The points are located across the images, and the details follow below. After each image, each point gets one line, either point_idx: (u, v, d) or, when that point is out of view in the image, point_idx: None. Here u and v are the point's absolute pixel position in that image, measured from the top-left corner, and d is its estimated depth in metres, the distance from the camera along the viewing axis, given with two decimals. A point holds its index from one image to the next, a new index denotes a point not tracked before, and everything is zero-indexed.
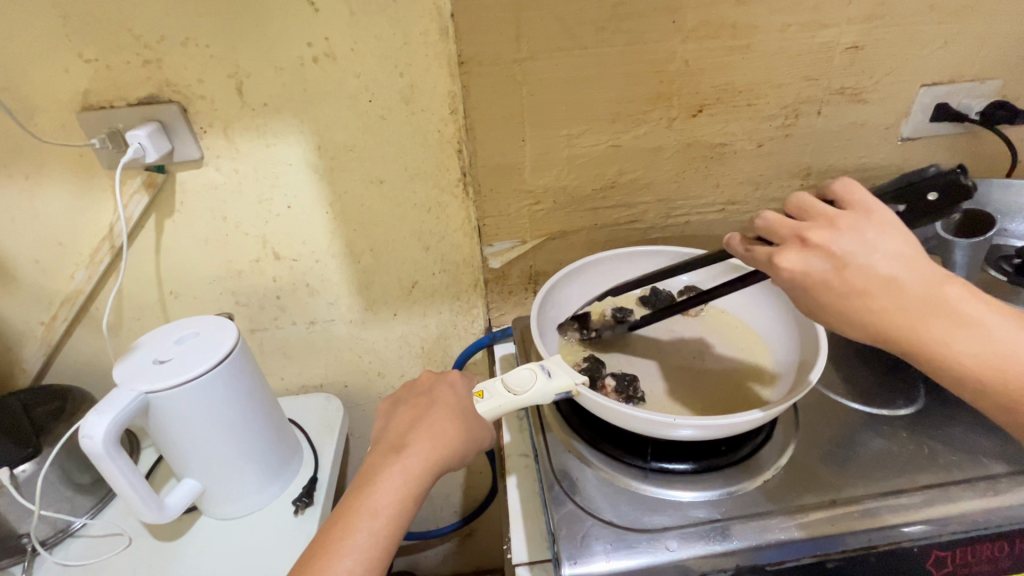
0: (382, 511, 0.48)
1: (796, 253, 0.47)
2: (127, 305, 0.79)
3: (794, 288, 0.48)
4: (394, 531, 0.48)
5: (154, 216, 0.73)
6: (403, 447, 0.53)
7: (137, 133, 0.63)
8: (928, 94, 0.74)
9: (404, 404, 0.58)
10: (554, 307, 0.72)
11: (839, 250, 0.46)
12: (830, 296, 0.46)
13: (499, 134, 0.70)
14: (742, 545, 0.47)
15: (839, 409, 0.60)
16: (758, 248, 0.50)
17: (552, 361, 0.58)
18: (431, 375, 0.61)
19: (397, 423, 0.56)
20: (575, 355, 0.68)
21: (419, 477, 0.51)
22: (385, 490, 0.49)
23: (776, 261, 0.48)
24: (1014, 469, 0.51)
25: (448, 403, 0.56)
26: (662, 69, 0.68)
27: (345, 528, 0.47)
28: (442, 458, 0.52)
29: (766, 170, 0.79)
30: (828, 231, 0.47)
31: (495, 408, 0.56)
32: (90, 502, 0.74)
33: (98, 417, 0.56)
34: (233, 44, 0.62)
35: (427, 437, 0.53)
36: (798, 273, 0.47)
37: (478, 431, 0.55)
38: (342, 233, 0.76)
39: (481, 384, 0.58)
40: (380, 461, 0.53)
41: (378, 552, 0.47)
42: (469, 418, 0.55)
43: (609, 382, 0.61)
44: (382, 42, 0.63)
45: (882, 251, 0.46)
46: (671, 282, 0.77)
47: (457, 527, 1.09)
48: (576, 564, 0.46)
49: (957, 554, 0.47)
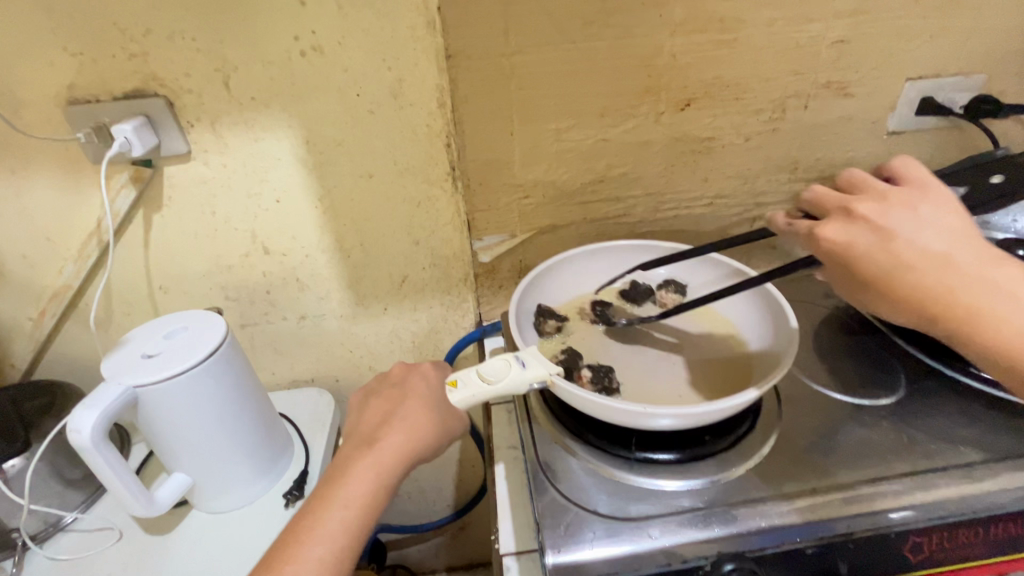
0: (353, 502, 0.49)
1: (840, 225, 0.49)
2: (117, 300, 0.79)
3: (835, 259, 0.49)
4: (365, 521, 0.49)
5: (142, 210, 0.72)
6: (376, 439, 0.53)
7: (123, 127, 0.63)
8: (914, 88, 0.75)
9: (375, 396, 0.59)
10: (534, 299, 0.72)
11: (887, 223, 0.47)
12: (873, 266, 0.47)
13: (489, 129, 0.71)
14: (724, 532, 0.47)
15: (823, 399, 0.60)
16: (800, 221, 0.52)
17: (527, 352, 0.58)
18: (402, 367, 0.61)
19: (370, 415, 0.57)
20: (554, 347, 0.67)
21: (391, 468, 0.51)
22: (358, 481, 0.50)
23: (818, 233, 0.49)
24: (990, 457, 0.52)
25: (420, 395, 0.57)
26: (649, 63, 0.69)
27: (318, 518, 0.48)
28: (414, 449, 0.53)
29: (754, 164, 0.79)
30: (878, 205, 0.48)
31: (468, 397, 0.55)
32: (80, 497, 0.75)
33: (85, 411, 0.56)
34: (220, 38, 0.61)
35: (400, 428, 0.54)
36: (841, 244, 0.48)
37: (450, 422, 0.56)
38: (332, 228, 0.76)
39: (455, 373, 0.57)
40: (352, 453, 0.53)
41: (350, 542, 0.48)
42: (440, 410, 0.56)
43: (585, 373, 0.61)
44: (370, 35, 0.63)
45: (933, 226, 0.47)
46: (650, 275, 0.77)
47: (451, 519, 1.12)
48: (561, 552, 0.47)
49: (933, 539, 0.48)
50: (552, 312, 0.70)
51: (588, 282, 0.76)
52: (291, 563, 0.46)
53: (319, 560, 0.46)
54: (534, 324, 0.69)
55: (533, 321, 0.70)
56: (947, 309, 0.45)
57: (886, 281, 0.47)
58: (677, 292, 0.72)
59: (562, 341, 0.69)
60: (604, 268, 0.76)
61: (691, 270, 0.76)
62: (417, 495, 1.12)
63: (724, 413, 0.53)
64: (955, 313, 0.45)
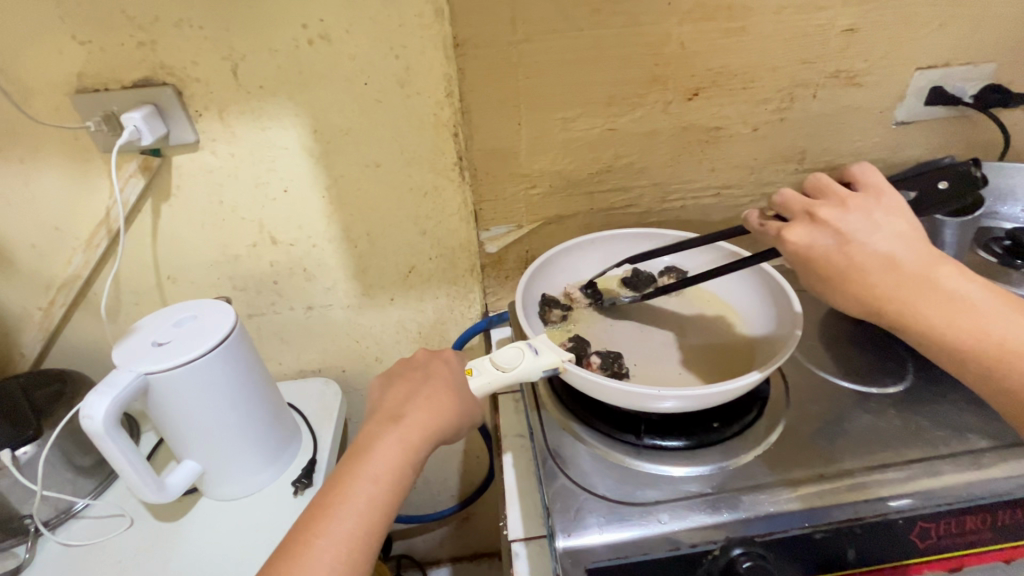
0: (381, 478, 0.49)
1: (804, 227, 0.49)
2: (126, 289, 0.80)
3: (797, 259, 0.50)
4: (392, 497, 0.49)
5: (151, 200, 0.73)
6: (401, 417, 0.54)
7: (132, 116, 0.63)
8: (923, 77, 0.74)
9: (397, 378, 0.59)
10: (538, 288, 0.72)
11: (847, 227, 0.48)
12: (830, 269, 0.48)
13: (494, 118, 0.71)
14: (732, 517, 0.48)
15: (830, 388, 0.61)
16: (771, 222, 0.52)
17: (538, 339, 0.58)
18: (424, 353, 0.62)
19: (391, 395, 0.57)
20: (560, 336, 0.68)
21: (417, 447, 0.52)
22: (386, 458, 0.50)
23: (784, 236, 0.50)
24: (998, 444, 0.52)
25: (443, 377, 0.57)
26: (657, 52, 0.68)
27: (346, 493, 0.48)
28: (437, 427, 0.53)
29: (761, 154, 0.79)
30: (838, 210, 0.49)
31: (485, 385, 0.56)
32: (91, 484, 0.75)
33: (98, 398, 0.56)
34: (228, 27, 0.61)
35: (424, 407, 0.54)
36: (803, 246, 0.49)
37: (472, 402, 0.57)
38: (339, 218, 0.77)
39: (470, 362, 0.58)
40: (375, 430, 0.53)
41: (377, 517, 0.48)
42: (462, 392, 0.56)
43: (594, 359, 0.61)
44: (377, 23, 0.63)
45: (886, 230, 0.48)
46: (652, 264, 0.77)
47: (455, 510, 1.14)
48: (570, 536, 0.47)
49: (940, 525, 0.48)
50: (558, 301, 0.70)
51: (591, 269, 0.76)
52: (318, 537, 0.46)
53: (347, 534, 0.46)
54: (539, 312, 0.69)
55: (537, 309, 0.70)
56: (898, 313, 0.46)
57: (841, 283, 0.48)
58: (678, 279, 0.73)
59: (567, 329, 0.69)
60: (607, 256, 0.76)
61: (693, 257, 0.76)
62: (423, 486, 1.13)
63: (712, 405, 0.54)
64: (904, 314, 0.46)
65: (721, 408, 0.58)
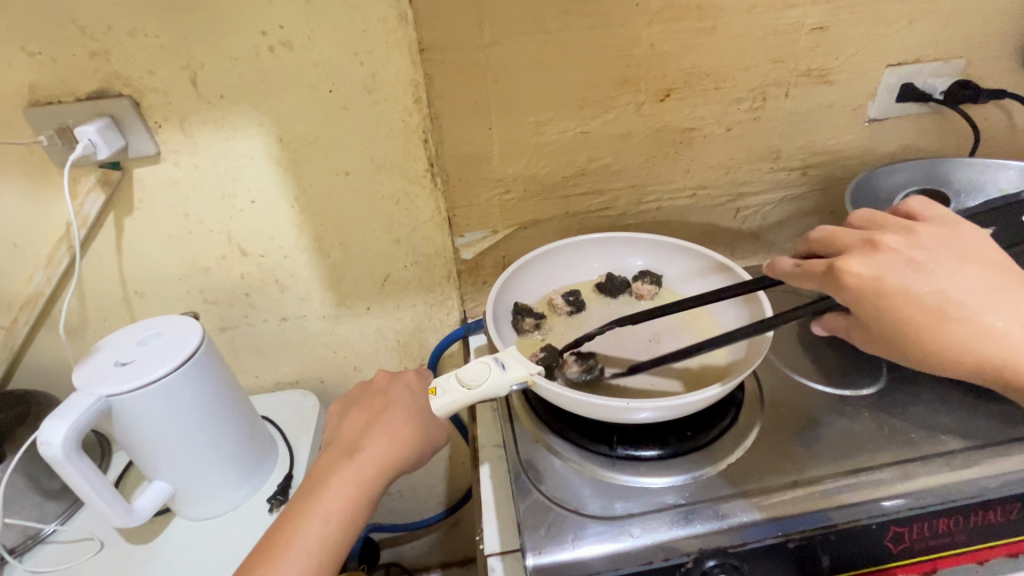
0: (333, 516, 0.51)
1: (858, 259, 0.49)
2: (92, 306, 0.78)
3: (860, 294, 0.48)
4: (344, 533, 0.51)
5: (113, 213, 0.71)
6: (357, 450, 0.55)
7: (86, 129, 0.61)
8: (894, 74, 0.74)
9: (356, 406, 0.61)
10: (509, 296, 0.71)
11: (908, 256, 0.48)
12: (909, 303, 0.47)
13: (465, 123, 0.69)
14: (705, 528, 0.47)
15: (804, 390, 0.60)
16: (809, 263, 0.52)
17: (505, 353, 0.57)
18: (385, 377, 0.64)
19: (350, 425, 0.59)
20: (533, 345, 0.67)
21: (372, 480, 0.54)
22: (339, 495, 0.52)
23: (842, 266, 0.49)
24: (969, 444, 0.52)
25: (402, 405, 0.60)
26: (628, 53, 0.67)
27: (297, 532, 0.49)
28: (394, 459, 0.55)
29: (736, 154, 0.78)
30: (903, 243, 0.49)
31: (448, 404, 0.54)
32: (59, 508, 0.73)
33: (57, 422, 0.55)
34: (184, 35, 0.59)
35: (383, 438, 0.56)
36: (868, 280, 0.48)
37: (434, 428, 0.59)
38: (310, 227, 0.75)
39: (433, 381, 0.56)
40: (333, 462, 0.55)
41: (328, 555, 0.50)
42: (423, 420, 0.59)
43: (570, 358, 0.62)
44: (340, 29, 0.61)
45: (949, 259, 0.48)
46: (625, 267, 0.76)
47: (442, 516, 1.12)
48: (541, 554, 0.47)
49: (913, 530, 0.49)
50: (530, 310, 0.69)
51: (564, 275, 0.75)
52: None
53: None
54: (512, 321, 0.69)
55: (511, 319, 0.69)
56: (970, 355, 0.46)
57: (920, 327, 0.46)
58: (653, 283, 0.72)
59: (541, 337, 0.68)
60: (578, 261, 0.76)
61: (667, 262, 0.75)
62: (409, 493, 1.12)
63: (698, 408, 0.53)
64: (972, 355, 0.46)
65: (696, 416, 0.58)
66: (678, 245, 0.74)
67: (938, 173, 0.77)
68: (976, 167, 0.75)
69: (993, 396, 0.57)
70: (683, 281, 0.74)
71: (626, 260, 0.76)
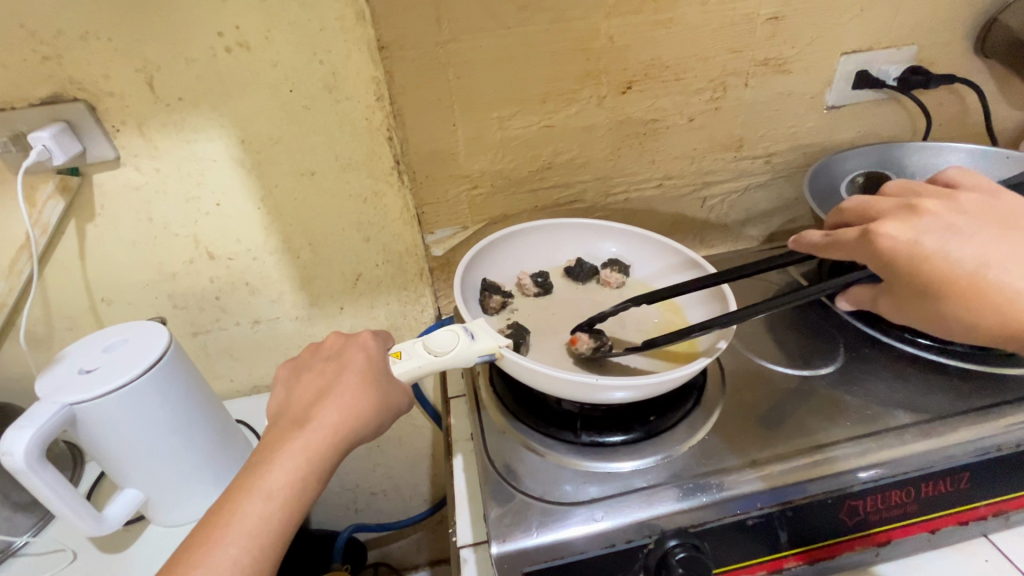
0: (277, 494, 0.49)
1: (896, 223, 0.52)
2: (58, 315, 0.77)
3: (895, 256, 0.51)
4: (290, 509, 0.49)
5: (74, 221, 0.70)
6: (307, 422, 0.52)
7: (41, 135, 0.60)
8: (850, 61, 0.76)
9: (309, 374, 0.58)
10: (478, 276, 0.71)
11: (949, 221, 0.51)
12: (943, 265, 0.49)
13: (428, 120, 0.69)
14: (666, 510, 0.49)
15: (768, 374, 0.62)
16: (838, 232, 0.55)
17: (475, 324, 0.59)
18: (341, 339, 0.60)
19: (302, 394, 0.55)
20: (500, 323, 0.68)
21: (322, 454, 0.51)
22: (286, 471, 0.49)
23: (876, 229, 0.52)
24: (920, 419, 0.54)
25: (356, 370, 0.55)
26: (588, 46, 0.68)
27: (237, 511, 0.47)
28: (347, 432, 0.52)
29: (699, 144, 0.80)
30: (944, 207, 0.52)
31: (413, 368, 0.56)
32: (31, 520, 0.72)
33: (18, 433, 0.54)
34: (137, 37, 0.59)
35: (335, 409, 0.53)
36: (904, 243, 0.50)
37: (391, 395, 0.55)
38: (277, 229, 0.75)
39: (400, 346, 0.59)
40: (283, 433, 0.52)
41: (270, 534, 0.48)
42: (380, 386, 0.55)
43: (581, 335, 0.62)
44: (297, 29, 0.60)
45: (991, 225, 0.50)
46: (597, 253, 0.77)
47: (427, 514, 1.12)
48: (505, 542, 0.47)
49: (867, 502, 0.50)
50: (497, 288, 0.70)
51: (533, 261, 0.76)
52: (202, 563, 0.45)
53: (234, 559, 0.46)
54: (479, 300, 0.69)
55: (478, 298, 0.69)
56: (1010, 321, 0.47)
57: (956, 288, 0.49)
58: (621, 272, 0.73)
59: (507, 316, 0.69)
60: (549, 247, 0.76)
61: (638, 252, 0.76)
62: (393, 493, 1.12)
63: (659, 392, 0.54)
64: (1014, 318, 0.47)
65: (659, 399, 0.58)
66: (647, 234, 0.75)
67: (892, 158, 0.78)
68: (928, 150, 0.78)
69: (944, 372, 0.59)
70: (654, 268, 0.75)
71: (596, 248, 0.76)
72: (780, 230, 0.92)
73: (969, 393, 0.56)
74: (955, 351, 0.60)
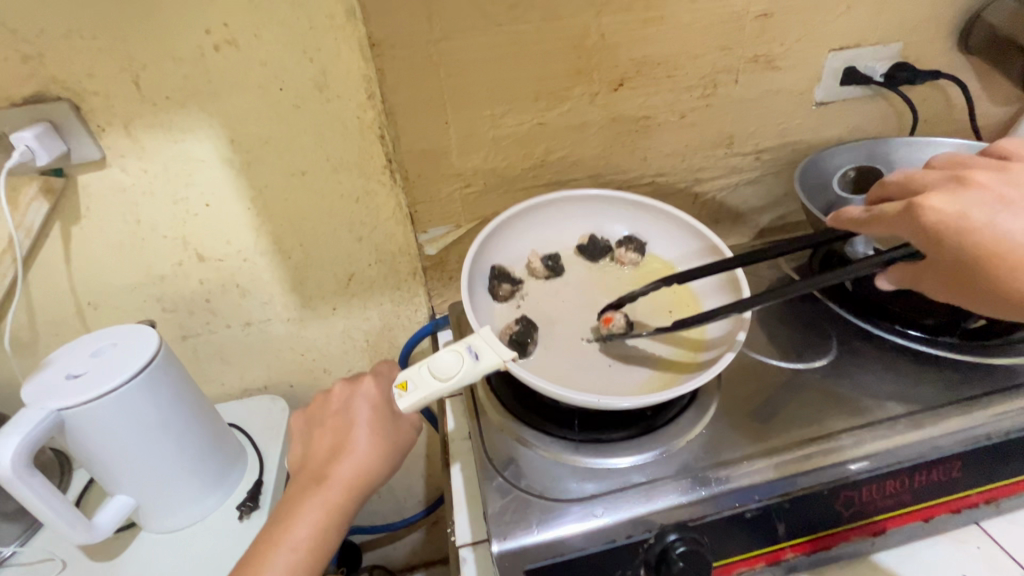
0: (301, 545, 0.53)
1: (944, 195, 0.49)
2: (43, 320, 0.75)
3: (944, 229, 0.48)
4: (316, 556, 0.53)
5: (59, 223, 0.68)
6: (324, 477, 0.56)
7: (23, 135, 0.59)
8: (837, 58, 0.77)
9: (320, 426, 0.61)
10: (487, 259, 0.71)
11: (1000, 193, 0.48)
12: (993, 239, 0.46)
13: (420, 120, 0.69)
14: (666, 505, 0.49)
15: (762, 367, 0.62)
16: (881, 207, 0.52)
17: (477, 339, 0.57)
18: (345, 388, 0.62)
19: (316, 448, 0.59)
20: (508, 314, 0.68)
21: (340, 506, 0.55)
22: (307, 526, 0.53)
23: (926, 200, 0.49)
24: (911, 409, 0.55)
25: (364, 421, 0.59)
26: (579, 44, 0.68)
27: (267, 563, 0.52)
28: (361, 482, 0.56)
29: (691, 141, 0.80)
30: (993, 179, 0.49)
31: (420, 399, 0.54)
32: (18, 529, 0.71)
33: (4, 439, 0.53)
34: (123, 36, 0.58)
35: (348, 463, 0.56)
36: (953, 215, 0.47)
37: (398, 441, 0.58)
38: (268, 229, 0.74)
39: (403, 375, 0.56)
40: (303, 488, 0.56)
41: None
42: (388, 434, 0.58)
43: (615, 314, 0.63)
44: (287, 27, 0.60)
45: None
46: (610, 230, 0.76)
47: (422, 515, 1.12)
48: (506, 540, 0.47)
49: (862, 493, 0.51)
50: (507, 275, 0.70)
51: (543, 239, 0.75)
52: None
53: None
54: (490, 286, 0.69)
55: (489, 283, 0.70)
56: None
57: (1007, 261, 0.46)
58: (636, 251, 0.72)
59: (518, 304, 0.69)
60: (557, 225, 0.76)
61: (653, 227, 0.75)
62: (387, 494, 1.11)
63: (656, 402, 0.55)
64: None
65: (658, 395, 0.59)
66: (660, 210, 0.74)
67: (879, 153, 0.80)
68: (915, 145, 0.79)
69: (934, 362, 0.60)
70: (667, 247, 0.74)
71: (608, 226, 0.76)
72: (770, 225, 0.93)
73: (958, 382, 0.57)
74: (943, 343, 0.61)
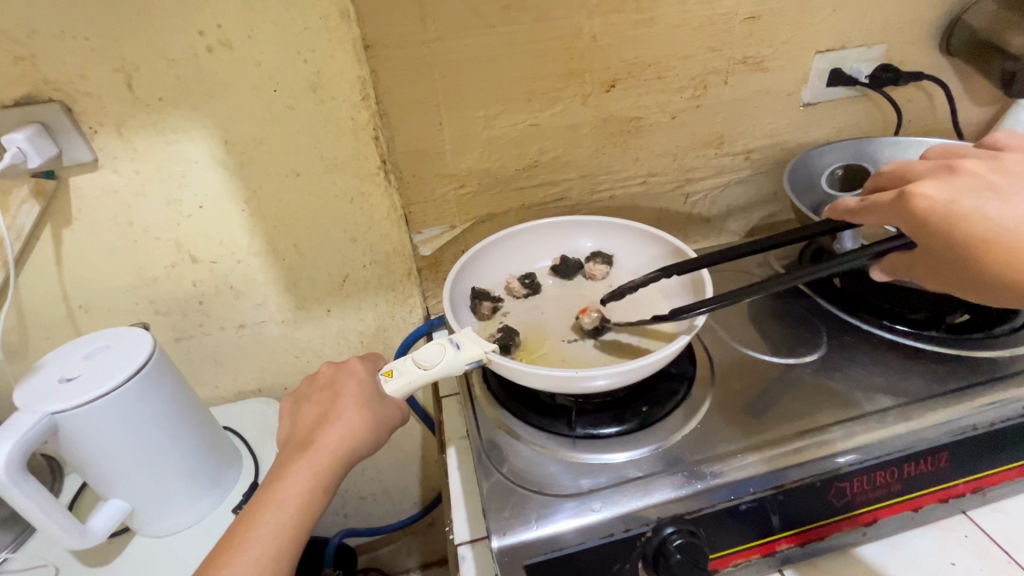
0: (287, 506, 0.51)
1: (935, 183, 0.49)
2: (33, 324, 0.74)
3: (932, 216, 0.48)
4: (302, 519, 0.52)
5: (50, 225, 0.68)
6: (311, 443, 0.55)
7: (14, 137, 0.58)
8: (824, 60, 0.78)
9: (309, 401, 0.60)
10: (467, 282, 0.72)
11: (991, 181, 0.48)
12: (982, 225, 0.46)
13: (413, 121, 0.70)
14: (662, 499, 0.49)
15: (754, 362, 0.63)
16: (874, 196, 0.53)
17: (461, 334, 0.59)
18: (332, 367, 0.62)
19: (305, 420, 0.58)
20: (492, 327, 0.69)
21: (327, 470, 0.53)
22: (292, 487, 0.52)
23: (915, 188, 0.49)
24: (900, 401, 0.56)
25: (352, 391, 0.58)
26: (571, 45, 0.69)
27: (253, 523, 0.50)
28: (348, 448, 0.54)
29: (681, 141, 0.81)
30: (982, 167, 0.49)
31: (405, 384, 0.57)
32: (8, 536, 0.70)
33: None
34: (115, 37, 0.57)
35: (334, 429, 0.55)
36: (942, 203, 0.48)
37: (387, 411, 0.57)
38: (262, 230, 0.74)
39: (390, 363, 0.59)
40: (291, 455, 0.55)
41: (287, 541, 0.50)
42: (376, 403, 0.57)
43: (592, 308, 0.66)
44: (280, 27, 0.60)
45: None
46: (579, 249, 0.78)
47: (418, 517, 1.12)
48: (506, 535, 0.48)
49: (853, 484, 0.52)
50: (488, 294, 0.70)
51: (519, 262, 0.76)
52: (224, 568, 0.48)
53: (252, 564, 0.49)
54: (471, 304, 0.70)
55: (469, 302, 0.70)
56: None
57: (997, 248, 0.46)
58: (605, 263, 0.74)
59: (500, 320, 0.70)
60: (532, 248, 0.77)
61: (619, 243, 0.76)
62: (383, 496, 1.11)
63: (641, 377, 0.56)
64: None
65: (649, 391, 0.60)
66: (628, 227, 0.75)
67: (865, 152, 0.81)
68: (900, 145, 0.80)
69: (921, 356, 0.62)
70: (640, 258, 0.75)
71: (578, 243, 0.78)
72: (760, 224, 0.94)
73: (945, 375, 0.59)
74: (930, 337, 0.63)
